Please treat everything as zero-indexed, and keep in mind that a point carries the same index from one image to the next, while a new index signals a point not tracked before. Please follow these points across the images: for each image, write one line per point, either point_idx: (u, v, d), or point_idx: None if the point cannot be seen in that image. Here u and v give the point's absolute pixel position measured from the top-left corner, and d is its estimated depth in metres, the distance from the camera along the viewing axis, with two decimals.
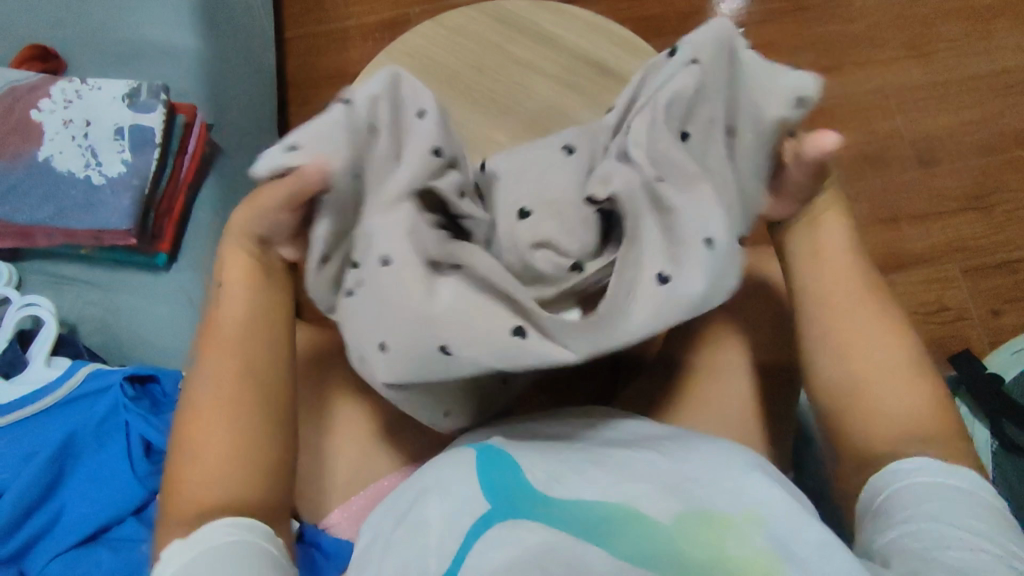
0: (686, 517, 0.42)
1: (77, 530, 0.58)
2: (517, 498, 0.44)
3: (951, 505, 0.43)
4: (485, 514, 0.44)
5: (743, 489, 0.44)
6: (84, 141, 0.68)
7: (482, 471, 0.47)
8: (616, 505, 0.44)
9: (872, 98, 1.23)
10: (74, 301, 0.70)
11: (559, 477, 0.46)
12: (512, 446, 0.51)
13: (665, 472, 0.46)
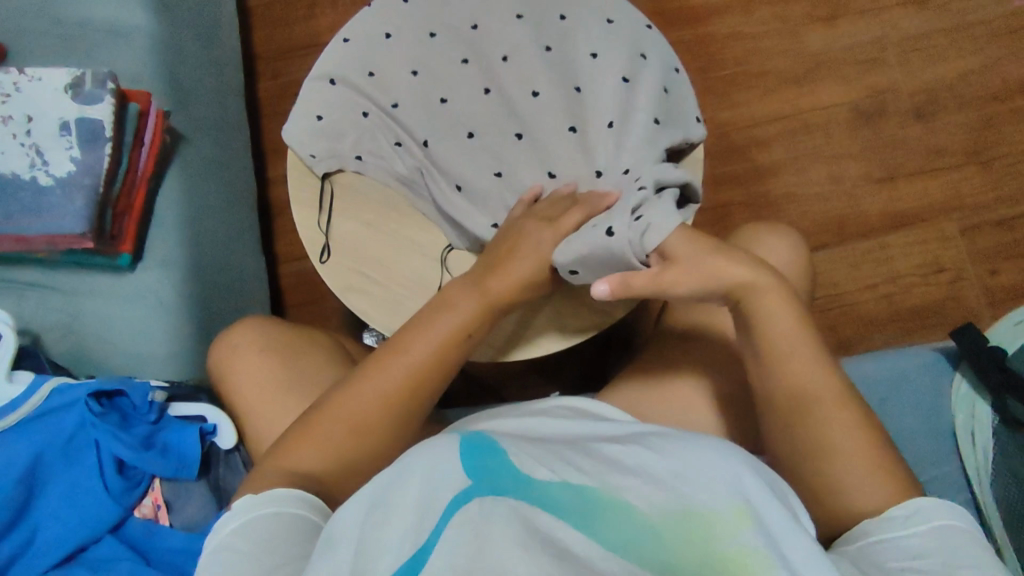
0: (673, 514, 0.41)
1: (56, 549, 0.56)
2: (501, 478, 0.41)
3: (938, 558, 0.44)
4: (467, 490, 0.40)
5: (738, 487, 0.43)
6: (27, 138, 0.63)
7: (467, 453, 0.44)
8: (604, 493, 0.41)
9: (870, 48, 1.17)
10: (36, 308, 0.68)
11: (547, 461, 0.43)
12: (499, 435, 0.48)
13: (655, 463, 0.44)
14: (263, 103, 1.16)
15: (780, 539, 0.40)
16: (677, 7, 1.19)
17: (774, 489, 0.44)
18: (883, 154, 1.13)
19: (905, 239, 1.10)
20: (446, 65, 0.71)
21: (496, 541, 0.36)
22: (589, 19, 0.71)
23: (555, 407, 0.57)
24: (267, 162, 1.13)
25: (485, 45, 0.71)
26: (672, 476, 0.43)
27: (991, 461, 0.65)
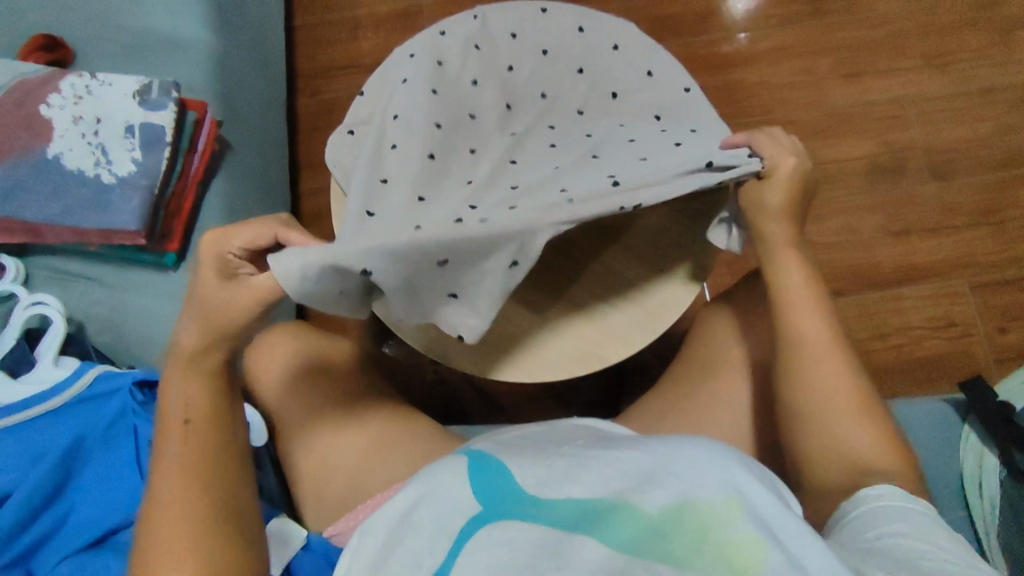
0: (671, 509, 0.42)
1: (86, 533, 0.57)
2: (509, 498, 0.44)
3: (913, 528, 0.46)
4: (477, 515, 0.43)
5: (727, 480, 0.44)
6: (95, 138, 0.67)
7: (472, 474, 0.47)
8: (606, 500, 0.44)
9: (889, 106, 1.21)
10: (82, 297, 0.70)
11: (551, 479, 0.46)
12: (506, 453, 0.50)
13: (648, 464, 0.46)
14: (303, 117, 1.21)
15: (775, 522, 0.41)
16: (706, 54, 1.25)
17: (770, 487, 0.45)
18: (898, 208, 1.17)
19: (918, 292, 1.13)
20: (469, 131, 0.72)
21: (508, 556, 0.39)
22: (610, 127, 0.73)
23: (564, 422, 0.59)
24: (303, 174, 1.17)
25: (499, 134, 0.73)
26: (665, 472, 0.45)
27: (999, 514, 0.66)
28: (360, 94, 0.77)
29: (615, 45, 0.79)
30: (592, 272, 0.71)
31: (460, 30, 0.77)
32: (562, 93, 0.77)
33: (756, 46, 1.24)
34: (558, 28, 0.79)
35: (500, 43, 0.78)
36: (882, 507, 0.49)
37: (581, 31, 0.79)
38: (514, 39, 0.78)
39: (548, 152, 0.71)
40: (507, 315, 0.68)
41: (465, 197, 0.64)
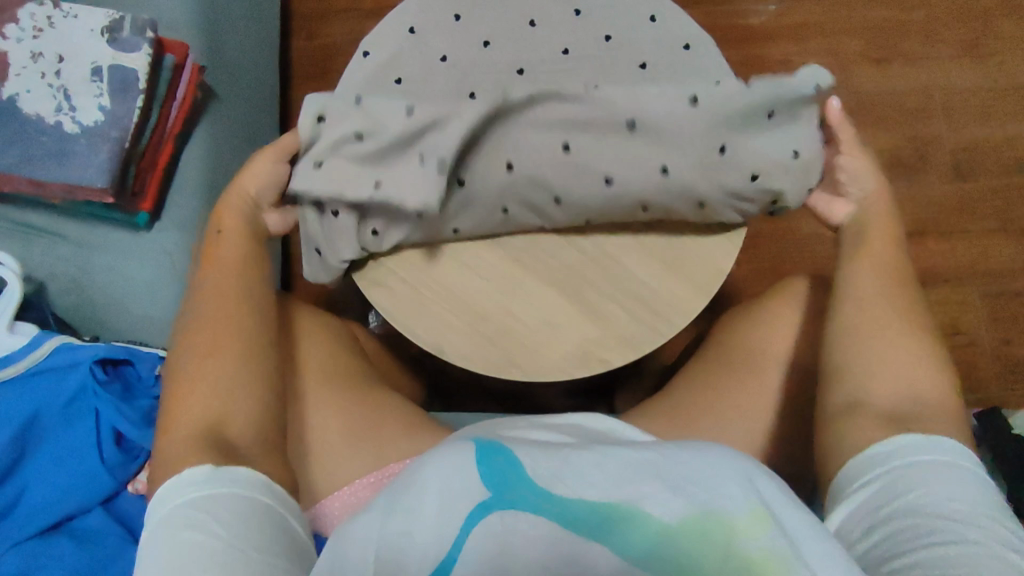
0: (697, 520, 0.37)
1: (41, 517, 0.53)
2: (516, 486, 0.38)
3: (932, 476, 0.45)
4: (484, 503, 0.38)
5: (754, 491, 0.38)
6: (55, 79, 0.59)
7: (480, 457, 0.40)
8: (623, 505, 0.38)
9: (919, 97, 1.15)
10: (43, 255, 0.65)
11: (563, 470, 0.39)
12: (503, 438, 0.44)
13: (671, 462, 0.39)
14: (294, 62, 1.12)
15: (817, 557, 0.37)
16: (731, 26, 1.16)
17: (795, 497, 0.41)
18: (916, 207, 1.11)
19: (928, 297, 1.09)
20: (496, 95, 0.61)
21: (522, 555, 0.37)
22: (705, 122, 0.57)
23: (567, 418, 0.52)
24: (291, 125, 1.09)
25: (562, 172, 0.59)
26: (688, 481, 0.38)
27: None
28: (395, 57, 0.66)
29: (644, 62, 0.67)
30: (600, 264, 0.64)
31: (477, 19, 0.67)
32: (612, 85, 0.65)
33: (786, 21, 1.16)
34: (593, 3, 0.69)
35: (520, 36, 0.67)
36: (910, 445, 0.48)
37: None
38: (530, 27, 0.67)
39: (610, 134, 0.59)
40: (504, 306, 0.63)
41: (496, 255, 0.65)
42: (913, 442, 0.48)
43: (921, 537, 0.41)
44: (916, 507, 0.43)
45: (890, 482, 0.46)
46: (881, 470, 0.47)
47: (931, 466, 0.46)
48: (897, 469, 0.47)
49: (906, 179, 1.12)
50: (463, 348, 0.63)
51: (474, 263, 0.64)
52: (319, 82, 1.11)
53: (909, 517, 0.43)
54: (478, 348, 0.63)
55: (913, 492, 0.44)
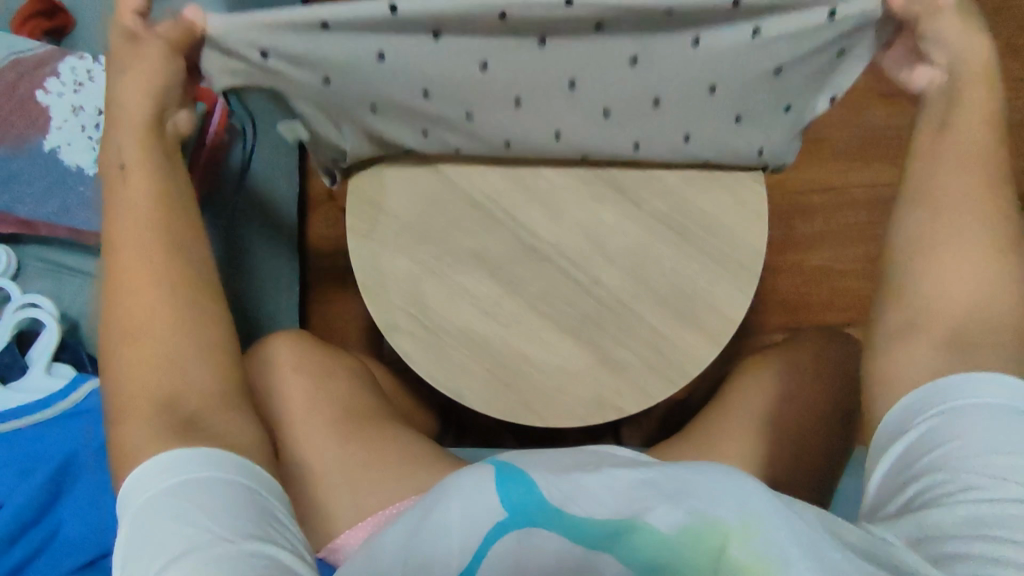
0: (689, 528, 0.39)
1: (78, 554, 0.55)
2: (533, 511, 0.41)
3: (993, 433, 0.41)
4: (501, 522, 0.41)
5: (757, 500, 0.38)
6: (94, 132, 0.61)
7: (500, 481, 0.42)
8: (623, 521, 0.41)
9: None
10: (77, 295, 0.66)
11: (574, 493, 0.41)
12: (521, 453, 0.46)
13: (672, 479, 0.41)
14: None
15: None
16: None
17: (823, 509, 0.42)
18: None
19: None
20: (485, 132, 0.62)
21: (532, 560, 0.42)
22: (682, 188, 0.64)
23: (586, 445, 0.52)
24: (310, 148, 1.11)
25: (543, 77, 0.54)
26: (690, 491, 0.40)
27: None
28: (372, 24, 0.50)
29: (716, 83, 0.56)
30: (616, 313, 0.66)
31: None
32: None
33: None
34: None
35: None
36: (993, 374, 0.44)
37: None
38: None
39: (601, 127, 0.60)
40: (523, 352, 0.65)
41: (511, 294, 0.66)
42: (989, 379, 0.44)
43: (942, 497, 0.40)
44: (947, 465, 0.41)
45: (928, 431, 0.43)
46: (959, 403, 0.43)
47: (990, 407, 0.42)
48: (958, 403, 0.43)
49: None
50: (476, 392, 0.65)
51: (493, 308, 0.66)
52: None
53: (937, 472, 0.41)
54: (490, 392, 0.65)
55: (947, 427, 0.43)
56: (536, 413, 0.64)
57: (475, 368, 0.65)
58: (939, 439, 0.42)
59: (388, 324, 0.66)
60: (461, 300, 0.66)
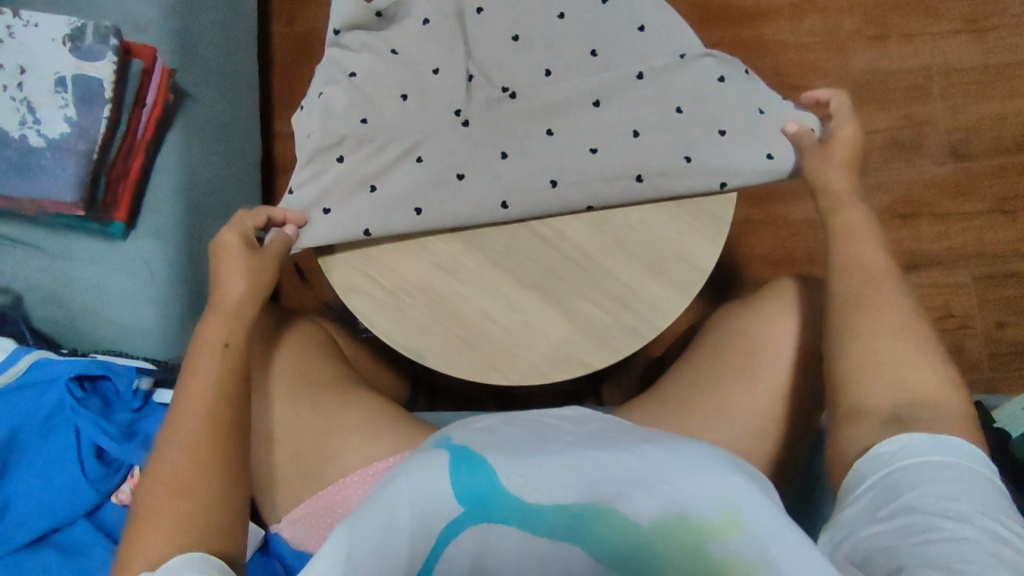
0: (664, 521, 0.43)
1: (26, 531, 0.53)
2: (489, 505, 0.45)
3: (944, 486, 0.41)
4: (459, 518, 0.45)
5: (722, 488, 0.42)
6: (19, 92, 0.58)
7: (454, 468, 0.44)
8: (593, 505, 0.46)
9: (916, 75, 1.12)
10: (20, 267, 0.64)
11: (536, 480, 0.45)
12: (483, 440, 0.48)
13: (642, 468, 0.44)
14: (275, 51, 1.09)
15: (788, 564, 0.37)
16: (721, 6, 1.13)
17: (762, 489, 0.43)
18: (911, 190, 1.09)
19: (920, 281, 1.08)
20: (449, 82, 0.65)
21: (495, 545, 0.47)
22: (668, 148, 0.62)
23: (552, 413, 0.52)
24: (275, 116, 1.08)
25: (596, 177, 0.62)
26: (660, 480, 0.44)
27: None
28: (369, 89, 0.66)
29: (641, 71, 0.65)
30: (581, 267, 0.63)
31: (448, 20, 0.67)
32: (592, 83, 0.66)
33: None
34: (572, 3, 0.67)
35: (496, 45, 0.67)
36: (932, 437, 0.44)
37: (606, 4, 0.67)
38: (514, 42, 0.67)
39: (544, 142, 0.63)
40: (484, 311, 0.63)
41: (472, 249, 0.64)
42: (914, 442, 0.44)
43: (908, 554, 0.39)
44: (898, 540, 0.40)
45: (883, 481, 0.44)
46: (886, 472, 0.44)
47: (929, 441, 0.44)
48: (905, 470, 0.43)
49: (902, 160, 1.10)
50: (436, 351, 0.63)
51: (451, 266, 0.64)
52: (301, 72, 1.08)
53: (904, 515, 0.41)
54: (453, 351, 0.63)
55: (904, 475, 0.43)
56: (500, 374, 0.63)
57: (435, 329, 0.63)
58: (895, 488, 0.43)
59: (345, 283, 0.64)
60: (419, 259, 0.64)
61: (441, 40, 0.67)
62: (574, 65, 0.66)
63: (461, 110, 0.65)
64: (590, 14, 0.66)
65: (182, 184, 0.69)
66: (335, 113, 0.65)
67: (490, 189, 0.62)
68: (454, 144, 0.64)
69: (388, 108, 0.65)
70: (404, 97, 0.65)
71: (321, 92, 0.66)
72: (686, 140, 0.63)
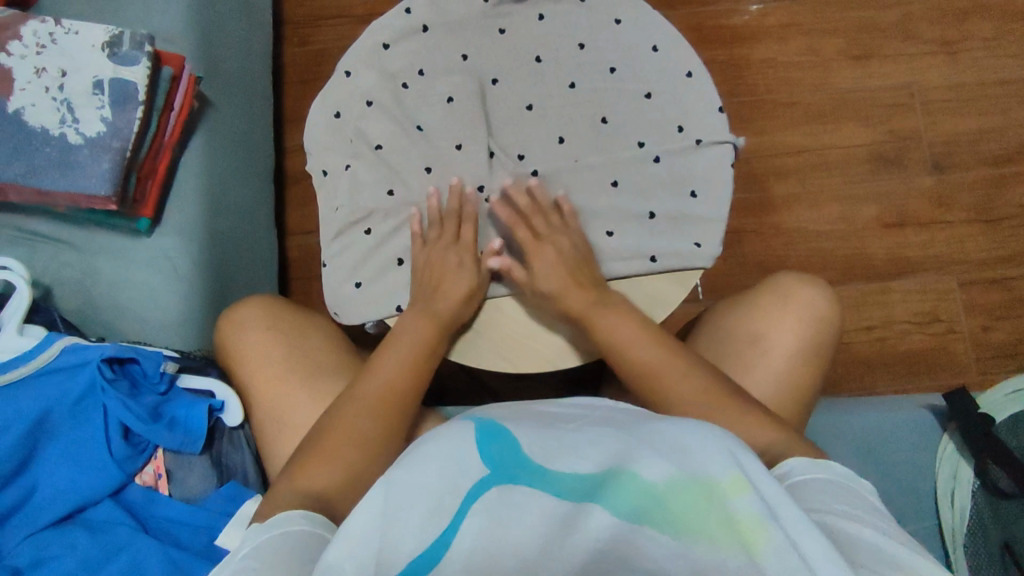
0: (684, 486, 0.38)
1: (52, 510, 0.55)
2: (512, 464, 0.39)
3: (831, 495, 0.44)
4: (483, 480, 0.39)
5: (735, 456, 0.39)
6: (59, 93, 0.63)
7: (477, 436, 0.41)
8: (612, 474, 0.39)
9: (896, 92, 1.18)
10: (50, 260, 0.67)
11: (555, 450, 0.41)
12: (504, 416, 0.45)
13: (657, 440, 0.41)
14: (288, 68, 1.14)
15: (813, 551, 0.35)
16: (711, 27, 1.19)
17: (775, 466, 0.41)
18: (896, 200, 1.14)
19: (907, 286, 1.11)
20: (463, 104, 0.70)
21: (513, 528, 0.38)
22: (661, 166, 0.69)
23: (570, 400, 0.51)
24: (286, 130, 1.12)
25: (612, 257, 0.66)
26: (674, 448, 0.40)
27: (968, 521, 0.68)
28: (385, 100, 0.71)
29: (642, 140, 0.69)
30: None
31: (458, 34, 0.73)
32: (592, 95, 0.71)
33: (768, 20, 1.19)
34: (576, 22, 0.73)
35: (506, 59, 0.72)
36: (812, 462, 0.48)
37: (619, 26, 0.73)
38: (529, 111, 0.71)
39: (562, 220, 0.68)
40: (494, 303, 0.66)
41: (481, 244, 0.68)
42: (799, 465, 0.48)
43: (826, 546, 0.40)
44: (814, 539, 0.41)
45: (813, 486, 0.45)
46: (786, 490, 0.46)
47: (807, 467, 0.47)
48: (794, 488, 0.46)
49: (888, 172, 1.15)
50: (446, 341, 0.66)
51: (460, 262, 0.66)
52: (312, 87, 1.13)
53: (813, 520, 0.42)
54: (462, 340, 0.65)
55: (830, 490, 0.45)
56: (502, 364, 0.65)
57: None
58: (827, 493, 0.44)
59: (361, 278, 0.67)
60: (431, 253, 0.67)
61: (464, 117, 0.70)
62: (576, 78, 0.71)
63: (483, 186, 0.68)
64: (589, 32, 0.72)
65: (204, 185, 0.72)
66: (359, 166, 0.69)
67: (513, 267, 0.66)
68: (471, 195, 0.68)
69: (407, 139, 0.70)
70: (430, 169, 0.69)
71: (347, 163, 0.70)
72: (697, 224, 0.67)
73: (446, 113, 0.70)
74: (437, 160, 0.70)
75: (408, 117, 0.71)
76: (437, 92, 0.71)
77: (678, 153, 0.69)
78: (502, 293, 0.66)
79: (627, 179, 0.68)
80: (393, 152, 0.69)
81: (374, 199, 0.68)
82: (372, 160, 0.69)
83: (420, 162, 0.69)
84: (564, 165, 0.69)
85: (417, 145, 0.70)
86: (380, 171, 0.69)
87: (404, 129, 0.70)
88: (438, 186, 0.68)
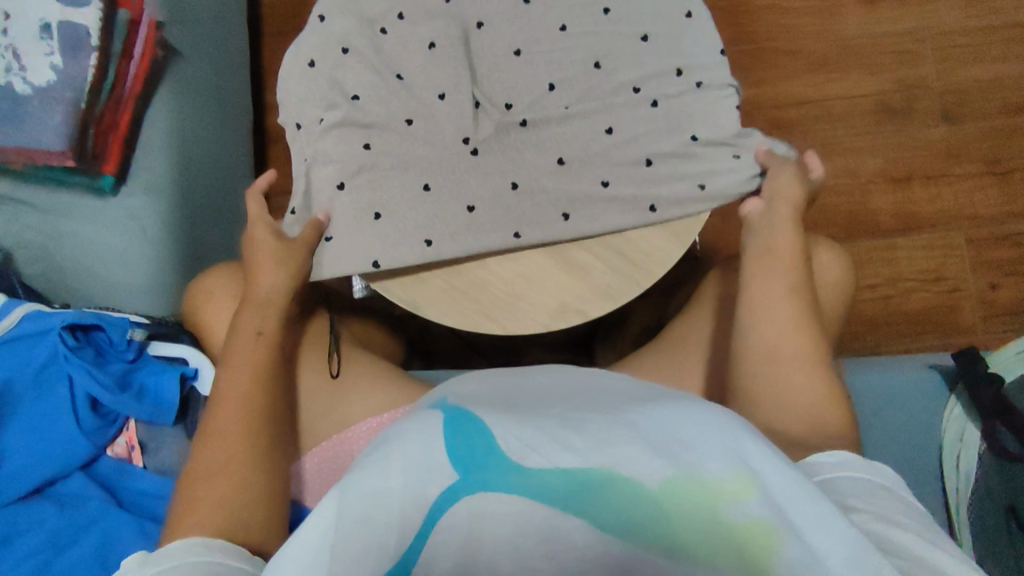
0: (679, 485, 0.36)
1: (18, 485, 0.53)
2: (485, 462, 0.37)
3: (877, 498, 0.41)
4: (454, 486, 0.36)
5: (735, 450, 0.36)
6: (4, 38, 0.61)
7: (447, 429, 0.38)
8: (599, 471, 0.36)
9: (907, 39, 1.11)
10: (8, 223, 0.63)
11: (538, 440, 0.37)
12: (477, 399, 0.42)
13: (647, 427, 0.38)
14: (265, 19, 1.08)
15: (833, 554, 0.33)
16: None
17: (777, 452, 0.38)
18: (903, 153, 1.09)
19: (913, 243, 1.07)
20: (445, 49, 0.65)
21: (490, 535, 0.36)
22: (658, 113, 0.64)
23: (553, 368, 0.48)
24: (265, 84, 1.06)
25: (606, 213, 0.62)
26: (669, 438, 0.37)
27: (973, 481, 0.67)
28: (361, 46, 0.66)
29: (638, 86, 0.65)
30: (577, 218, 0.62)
31: None
32: (584, 39, 0.66)
33: None
34: None
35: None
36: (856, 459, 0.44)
37: None
38: (517, 56, 0.66)
39: (553, 172, 0.63)
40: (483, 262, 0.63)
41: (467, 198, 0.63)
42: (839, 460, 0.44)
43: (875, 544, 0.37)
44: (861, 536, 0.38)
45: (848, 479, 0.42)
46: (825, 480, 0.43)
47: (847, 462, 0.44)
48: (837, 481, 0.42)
49: (896, 123, 1.10)
50: (432, 303, 0.62)
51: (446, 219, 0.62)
52: (291, 39, 1.07)
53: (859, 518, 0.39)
54: (449, 301, 0.62)
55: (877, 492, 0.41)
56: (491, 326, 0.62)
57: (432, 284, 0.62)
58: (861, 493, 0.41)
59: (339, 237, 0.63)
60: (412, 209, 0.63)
61: (446, 64, 0.65)
62: (566, 19, 0.66)
63: (468, 137, 0.64)
64: None
65: (173, 140, 0.67)
66: (336, 117, 0.64)
67: (501, 223, 0.62)
68: (455, 147, 0.64)
69: (385, 88, 0.65)
70: (410, 121, 0.64)
71: (322, 115, 0.65)
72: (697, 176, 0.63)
73: (428, 61, 0.65)
74: (418, 111, 0.65)
75: (386, 65, 0.66)
76: (416, 37, 0.66)
77: (676, 101, 0.64)
78: (489, 251, 0.62)
79: (623, 128, 0.64)
80: (371, 103, 0.65)
81: (350, 151, 0.64)
82: (348, 111, 0.64)
83: (399, 113, 0.64)
84: (555, 115, 0.64)
85: (397, 94, 0.65)
86: (357, 123, 0.64)
87: (382, 77, 0.65)
88: (419, 138, 0.64)
